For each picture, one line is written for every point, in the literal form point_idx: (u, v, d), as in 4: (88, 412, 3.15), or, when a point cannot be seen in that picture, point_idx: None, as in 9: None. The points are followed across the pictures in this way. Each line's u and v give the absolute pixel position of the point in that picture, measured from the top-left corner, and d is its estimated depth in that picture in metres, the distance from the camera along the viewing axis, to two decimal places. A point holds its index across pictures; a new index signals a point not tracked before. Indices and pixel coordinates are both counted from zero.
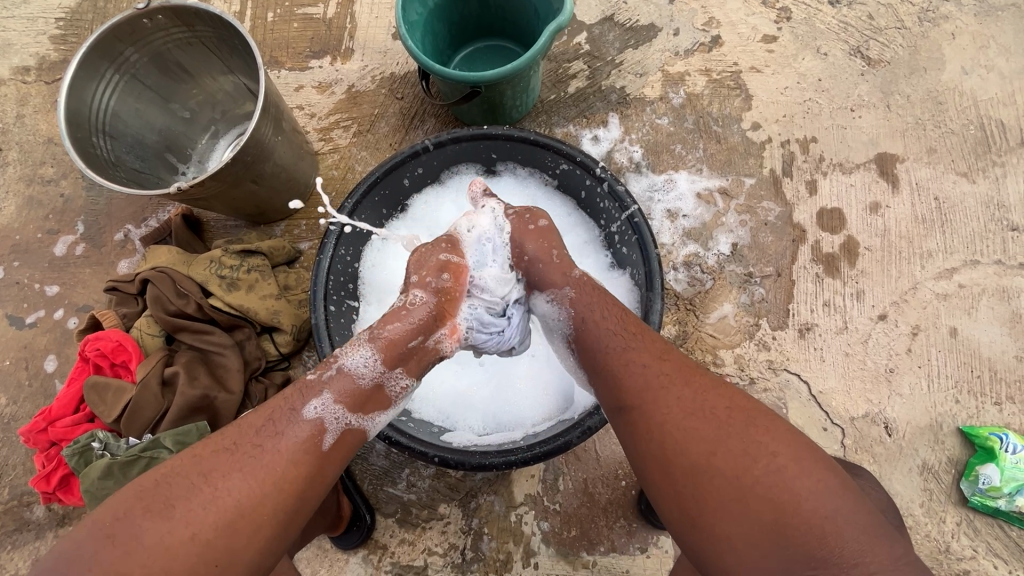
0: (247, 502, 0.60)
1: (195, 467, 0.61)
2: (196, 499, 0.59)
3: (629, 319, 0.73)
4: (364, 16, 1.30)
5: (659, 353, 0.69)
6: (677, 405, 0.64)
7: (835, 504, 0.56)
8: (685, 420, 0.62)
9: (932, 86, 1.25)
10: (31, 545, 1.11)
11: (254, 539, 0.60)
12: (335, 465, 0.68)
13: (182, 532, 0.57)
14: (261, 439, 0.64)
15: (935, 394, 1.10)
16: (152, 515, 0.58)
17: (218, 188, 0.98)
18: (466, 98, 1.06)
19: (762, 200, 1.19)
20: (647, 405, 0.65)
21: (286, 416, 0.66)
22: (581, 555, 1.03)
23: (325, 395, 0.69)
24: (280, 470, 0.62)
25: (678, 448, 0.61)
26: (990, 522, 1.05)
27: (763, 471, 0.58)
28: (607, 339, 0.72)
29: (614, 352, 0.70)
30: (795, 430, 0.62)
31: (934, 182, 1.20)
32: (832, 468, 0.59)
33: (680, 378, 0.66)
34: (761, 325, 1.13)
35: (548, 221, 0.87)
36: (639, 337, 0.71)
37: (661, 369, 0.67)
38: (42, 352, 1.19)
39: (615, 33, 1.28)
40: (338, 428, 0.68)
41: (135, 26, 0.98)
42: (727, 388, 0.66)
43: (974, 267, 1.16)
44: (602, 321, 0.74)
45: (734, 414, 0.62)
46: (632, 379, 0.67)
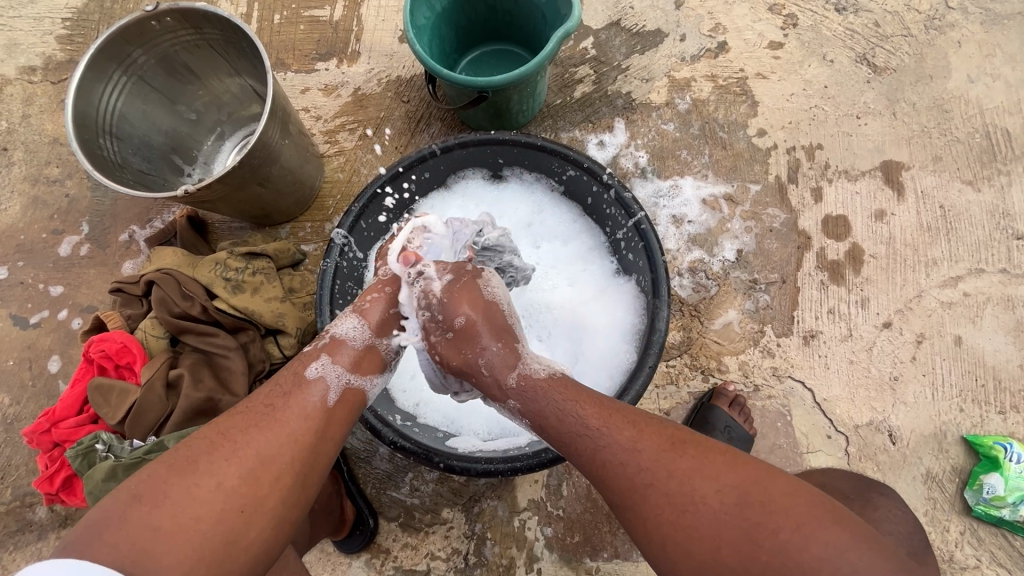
0: (268, 452, 0.61)
1: (212, 429, 0.62)
2: (217, 453, 0.60)
3: (589, 406, 0.68)
4: (370, 18, 1.30)
5: (632, 440, 0.64)
6: (666, 502, 0.59)
7: (851, 563, 0.51)
8: (679, 517, 0.58)
9: (938, 94, 1.25)
10: (34, 546, 1.11)
11: (277, 488, 0.60)
12: (344, 424, 0.70)
13: (207, 482, 0.57)
14: (273, 400, 0.66)
15: (939, 403, 1.10)
16: (175, 470, 0.58)
17: (224, 191, 0.98)
18: (473, 103, 1.06)
19: (767, 207, 1.19)
20: (640, 511, 0.61)
21: (291, 378, 0.69)
22: (583, 561, 1.03)
23: (323, 358, 0.72)
24: (295, 424, 0.64)
25: (680, 547, 0.57)
26: (994, 532, 1.05)
27: (772, 553, 0.53)
28: (576, 436, 0.67)
29: (587, 451, 0.65)
30: (789, 487, 0.57)
31: (940, 190, 1.20)
32: (836, 518, 0.55)
33: (662, 467, 0.61)
34: (766, 332, 1.13)
35: (464, 319, 0.76)
36: (608, 427, 0.66)
37: (639, 460, 0.62)
38: (46, 352, 1.19)
39: (622, 38, 1.28)
40: (338, 385, 0.70)
41: (143, 28, 0.98)
42: (711, 458, 0.61)
43: (979, 275, 1.16)
44: (566, 411, 0.69)
45: (726, 493, 0.58)
46: (616, 481, 0.63)
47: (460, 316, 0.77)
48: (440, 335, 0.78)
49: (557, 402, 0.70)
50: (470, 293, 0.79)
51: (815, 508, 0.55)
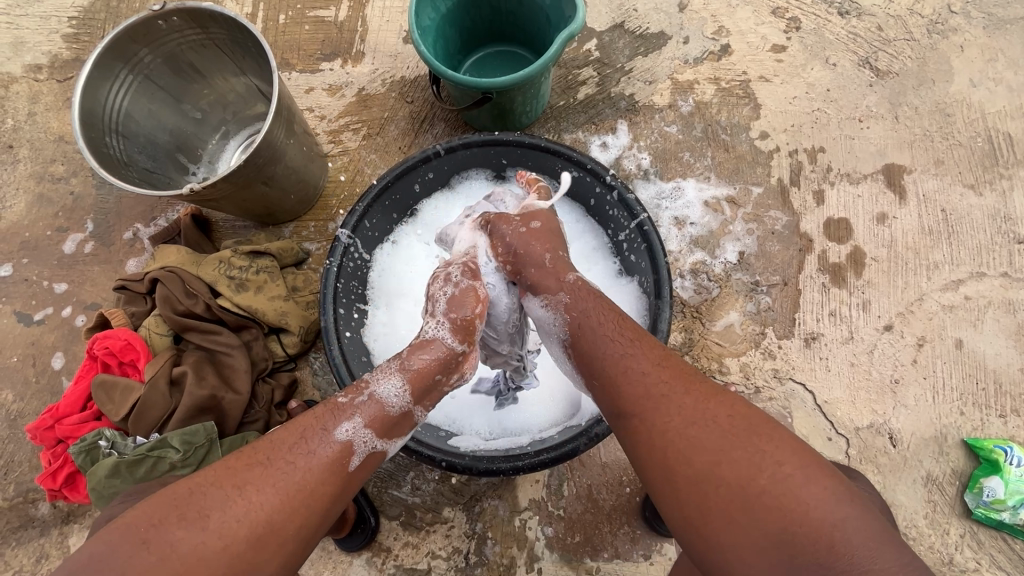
0: (280, 517, 0.58)
1: (229, 477, 0.59)
2: (230, 509, 0.57)
3: (629, 327, 0.72)
4: (375, 19, 1.31)
5: (658, 358, 0.68)
6: (676, 412, 0.61)
7: (843, 510, 0.53)
8: (686, 429, 0.60)
9: (940, 98, 1.25)
10: (36, 542, 1.11)
11: (281, 557, 0.57)
12: (355, 489, 0.67)
13: (215, 542, 0.55)
14: (295, 455, 0.62)
15: (939, 406, 1.11)
16: (187, 524, 0.55)
17: (229, 189, 0.99)
18: (477, 104, 1.07)
19: (769, 210, 1.20)
20: (647, 414, 0.63)
21: (316, 434, 0.65)
22: (584, 561, 1.03)
23: (356, 419, 0.67)
24: (311, 489, 0.61)
25: (680, 456, 0.59)
26: (993, 535, 1.05)
27: (768, 481, 0.55)
28: (606, 345, 0.71)
29: (615, 358, 0.69)
30: (795, 435, 0.59)
31: (941, 194, 1.20)
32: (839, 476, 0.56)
33: (679, 385, 0.64)
34: (767, 334, 1.14)
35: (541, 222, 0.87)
36: (639, 343, 0.69)
37: (660, 374, 0.66)
38: (49, 349, 1.19)
39: (625, 40, 1.29)
40: (363, 452, 0.67)
41: (150, 27, 0.99)
42: (727, 393, 0.63)
43: (980, 279, 1.16)
44: (605, 325, 0.73)
45: (737, 420, 0.60)
46: (632, 384, 0.66)
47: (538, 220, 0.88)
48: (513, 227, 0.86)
49: (598, 316, 0.74)
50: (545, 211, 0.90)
51: (820, 460, 0.57)
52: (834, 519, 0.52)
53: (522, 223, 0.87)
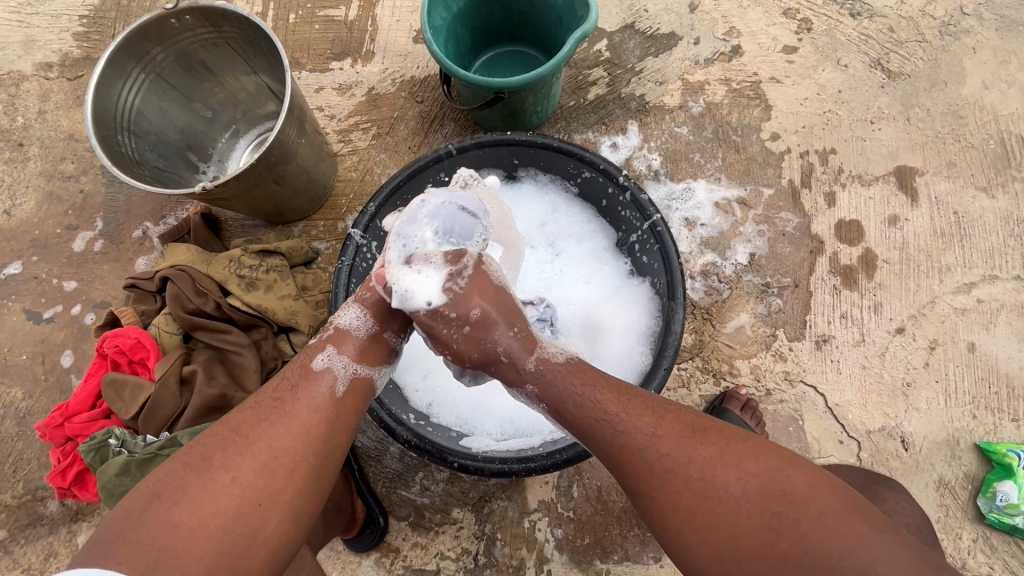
0: (282, 445, 0.61)
1: (224, 424, 0.62)
2: (231, 449, 0.60)
3: (609, 392, 0.68)
4: (385, 18, 1.31)
5: (650, 426, 0.64)
6: (685, 487, 0.60)
7: (873, 554, 0.51)
8: (698, 504, 0.59)
9: (952, 100, 1.25)
10: (45, 540, 1.11)
11: (293, 480, 0.60)
12: (354, 414, 0.68)
13: (223, 477, 0.57)
14: (281, 394, 0.65)
15: (952, 409, 1.10)
16: (191, 467, 0.58)
17: (241, 188, 0.99)
18: (488, 104, 1.06)
19: (780, 211, 1.19)
20: (656, 492, 0.61)
21: (298, 371, 0.68)
22: (593, 563, 1.03)
23: (330, 349, 0.70)
24: (306, 416, 0.64)
25: (699, 532, 0.58)
26: (1007, 539, 1.04)
27: (791, 542, 0.54)
28: (593, 419, 0.67)
29: (607, 434, 0.66)
30: (808, 479, 0.57)
31: (954, 196, 1.20)
32: (859, 509, 0.55)
33: (681, 454, 0.61)
34: (778, 336, 1.13)
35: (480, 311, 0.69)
36: (627, 411, 0.66)
37: (658, 445, 0.63)
38: (58, 347, 1.19)
39: (636, 40, 1.28)
40: (346, 376, 0.69)
41: (162, 26, 0.99)
42: (730, 447, 0.61)
43: (992, 282, 1.16)
44: (585, 396, 0.69)
45: (747, 480, 0.58)
46: (634, 465, 0.63)
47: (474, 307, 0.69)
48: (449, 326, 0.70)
49: (574, 387, 0.70)
50: (478, 286, 0.71)
51: (835, 499, 0.56)
52: (866, 565, 0.51)
53: (460, 322, 0.70)
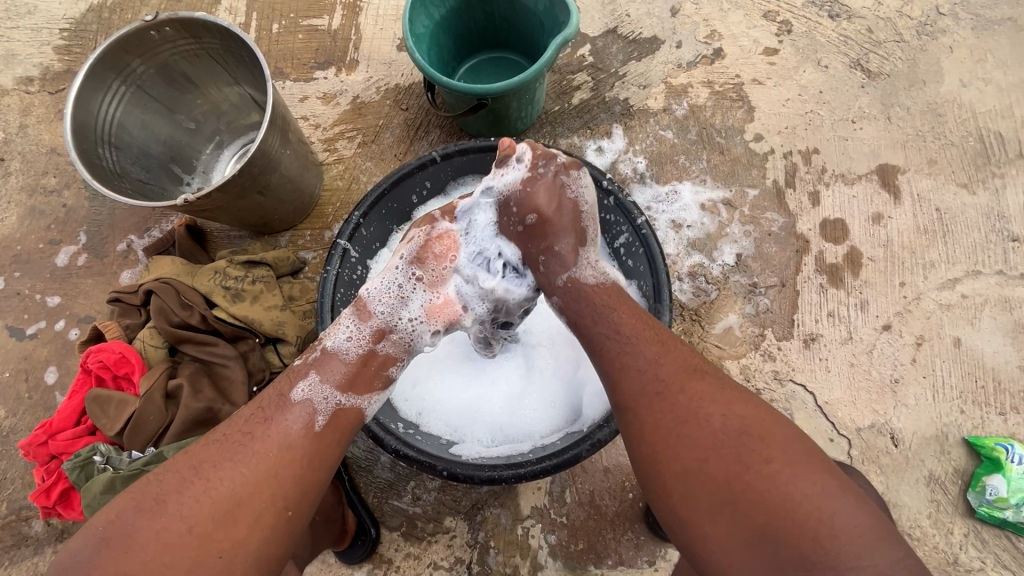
0: (243, 490, 0.59)
1: (187, 462, 0.61)
2: (189, 492, 0.58)
3: (627, 319, 0.72)
4: (369, 27, 1.31)
5: (655, 355, 0.67)
6: (674, 411, 0.62)
7: (833, 507, 0.53)
8: (677, 422, 0.61)
9: (931, 98, 1.26)
10: (30, 560, 1.09)
11: (256, 527, 0.58)
12: (331, 446, 0.67)
13: (178, 525, 0.56)
14: (250, 427, 0.64)
15: (940, 405, 1.10)
16: (146, 512, 0.57)
17: (224, 200, 0.98)
18: (472, 110, 1.06)
19: (765, 211, 1.20)
20: (640, 409, 0.64)
21: (274, 402, 0.67)
22: (588, 569, 1.02)
23: (313, 377, 0.70)
24: (272, 456, 0.62)
25: (670, 452, 0.60)
26: (998, 533, 1.04)
27: (752, 477, 0.55)
28: (604, 338, 0.71)
29: (611, 352, 0.69)
30: (794, 434, 0.58)
31: (935, 193, 1.21)
32: (831, 473, 0.56)
33: (677, 381, 0.64)
34: (766, 336, 1.14)
35: (536, 216, 0.80)
36: (636, 336, 0.69)
37: (658, 371, 0.65)
38: (42, 364, 1.18)
39: (618, 45, 1.29)
40: (327, 409, 0.68)
41: (142, 38, 0.98)
42: (723, 390, 0.63)
43: (976, 277, 1.17)
44: (602, 317, 0.73)
45: (731, 420, 0.59)
46: (630, 383, 0.66)
47: (534, 211, 0.81)
48: (509, 226, 0.83)
49: (598, 305, 0.75)
50: (545, 192, 0.81)
51: (811, 456, 0.57)
52: (818, 510, 0.53)
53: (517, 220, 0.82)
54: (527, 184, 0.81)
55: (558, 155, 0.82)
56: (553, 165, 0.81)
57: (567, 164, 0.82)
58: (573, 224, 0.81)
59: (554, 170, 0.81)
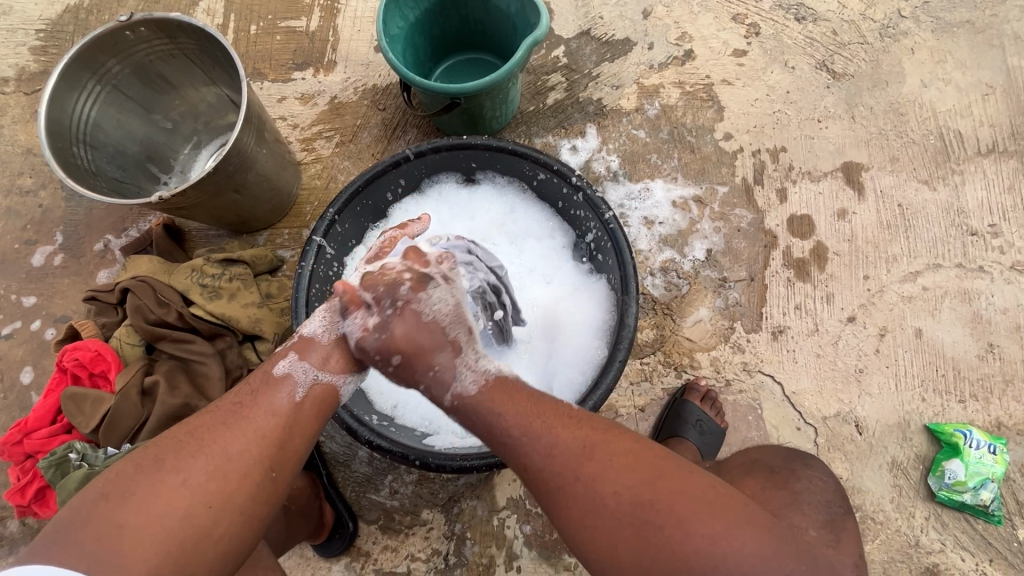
0: (235, 449, 0.61)
1: (182, 427, 0.63)
2: (184, 451, 0.61)
3: (512, 412, 0.66)
4: (346, 29, 1.32)
5: (546, 443, 0.63)
6: (577, 505, 0.61)
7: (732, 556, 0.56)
8: (584, 515, 0.60)
9: (893, 98, 1.31)
10: (5, 560, 1.09)
11: (245, 485, 0.60)
12: (317, 418, 0.69)
13: (173, 479, 0.58)
14: (242, 397, 0.66)
15: (902, 393, 1.14)
16: (143, 469, 0.59)
17: (199, 198, 0.99)
18: (446, 110, 1.09)
19: (734, 208, 1.23)
20: (550, 506, 0.62)
21: (259, 376, 0.68)
22: (562, 558, 1.04)
23: (291, 355, 0.70)
24: (263, 420, 0.64)
25: (586, 541, 0.60)
26: (958, 516, 1.08)
27: (660, 548, 0.57)
28: (495, 442, 0.66)
29: (507, 458, 0.66)
30: (687, 488, 0.59)
31: (897, 189, 1.26)
32: (724, 507, 0.59)
33: (573, 471, 0.62)
34: (736, 328, 1.17)
35: (398, 357, 0.69)
36: (524, 432, 0.65)
37: (554, 465, 0.62)
38: (18, 364, 1.18)
39: (592, 46, 1.32)
40: (307, 381, 0.69)
41: (117, 38, 0.99)
42: (616, 460, 0.62)
43: (936, 270, 1.21)
44: (487, 421, 0.67)
45: (628, 495, 0.59)
46: (532, 482, 0.63)
47: (394, 351, 0.69)
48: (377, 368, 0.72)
49: (482, 406, 0.68)
50: (401, 325, 0.70)
51: (705, 505, 0.58)
52: (721, 563, 0.55)
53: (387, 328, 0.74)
54: (380, 324, 0.70)
55: (401, 275, 0.72)
56: (400, 291, 0.71)
57: (414, 286, 0.72)
58: (443, 338, 0.71)
59: (400, 304, 0.70)
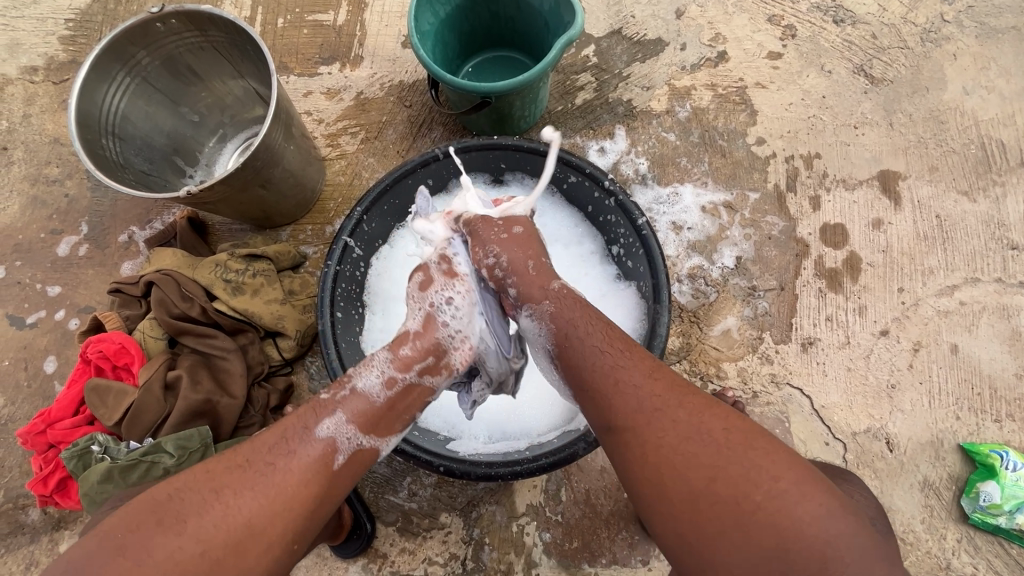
0: (260, 522, 0.58)
1: (207, 482, 0.60)
2: (208, 515, 0.57)
3: (617, 334, 0.71)
4: (374, 24, 1.31)
5: (648, 370, 0.66)
6: (671, 428, 0.60)
7: (833, 524, 0.53)
8: (678, 441, 0.59)
9: (934, 105, 1.27)
10: (26, 548, 1.10)
11: (263, 560, 0.58)
12: (342, 488, 0.66)
13: (192, 548, 0.55)
14: (274, 457, 0.62)
15: (936, 411, 1.11)
16: (162, 529, 0.56)
17: (226, 192, 0.98)
18: (475, 108, 1.07)
19: (766, 215, 1.20)
20: (639, 428, 0.61)
21: (297, 432, 0.65)
22: (582, 567, 1.03)
23: (340, 415, 0.68)
24: (293, 490, 0.61)
25: (673, 474, 0.58)
26: (990, 539, 1.05)
27: (760, 496, 0.55)
28: (593, 355, 0.69)
29: (604, 369, 0.67)
30: (787, 447, 0.59)
31: (935, 200, 1.22)
32: (826, 485, 0.57)
33: (672, 398, 0.62)
34: (764, 339, 1.14)
35: (515, 236, 0.83)
36: (627, 355, 0.68)
37: (653, 388, 0.64)
38: (42, 353, 1.18)
39: (623, 46, 1.30)
40: (349, 448, 0.67)
41: (148, 29, 0.98)
42: (717, 405, 0.62)
43: (974, 285, 1.17)
44: (592, 333, 0.71)
45: (729, 434, 0.59)
46: (622, 401, 0.64)
47: (517, 227, 0.86)
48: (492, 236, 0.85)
49: (584, 327, 0.72)
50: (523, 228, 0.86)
51: (810, 470, 0.57)
52: (827, 534, 0.52)
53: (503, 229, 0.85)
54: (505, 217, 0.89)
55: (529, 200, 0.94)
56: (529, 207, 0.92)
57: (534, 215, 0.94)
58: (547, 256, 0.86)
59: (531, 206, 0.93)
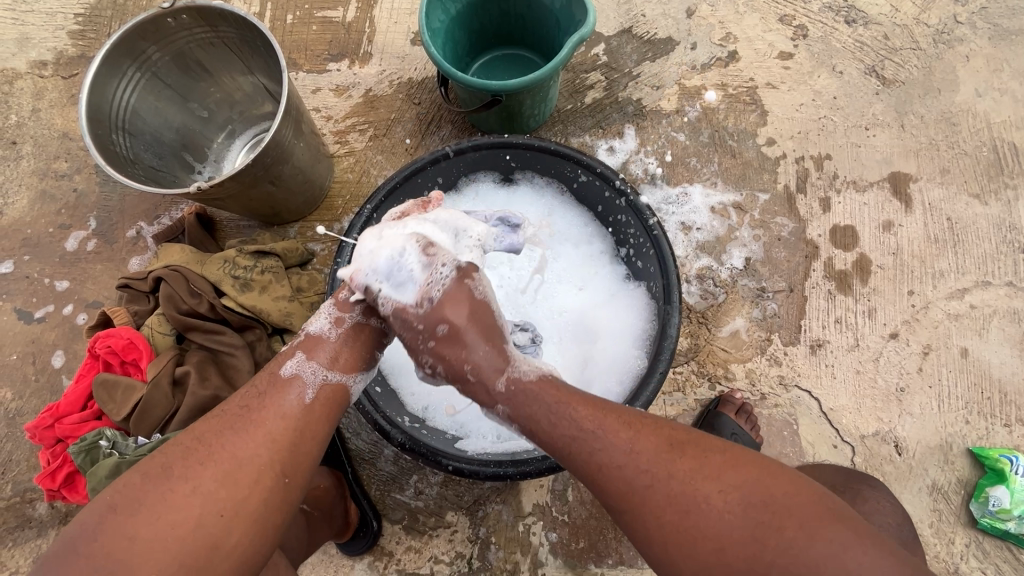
0: (245, 454, 0.60)
1: (189, 434, 0.62)
2: (193, 458, 0.59)
3: (584, 406, 0.65)
4: (383, 20, 1.30)
5: (628, 441, 0.61)
6: (670, 504, 0.58)
7: (853, 561, 0.52)
8: (680, 515, 0.57)
9: (946, 107, 1.26)
10: (33, 542, 1.10)
11: (256, 492, 0.59)
12: (325, 420, 0.67)
13: (183, 489, 0.57)
14: (248, 401, 0.65)
15: (945, 415, 1.10)
16: (152, 478, 0.58)
17: (236, 188, 0.98)
18: (486, 106, 1.06)
19: (775, 216, 1.20)
20: (640, 512, 0.59)
21: (267, 377, 0.68)
22: (588, 568, 1.02)
23: (300, 355, 0.70)
24: (273, 424, 0.63)
25: (686, 548, 0.57)
26: (999, 544, 1.04)
27: (775, 551, 0.53)
28: (567, 440, 0.63)
29: (581, 455, 0.62)
30: (789, 488, 0.57)
31: (946, 203, 1.21)
32: (835, 513, 0.55)
33: (661, 469, 0.59)
34: (773, 340, 1.13)
35: (446, 326, 0.68)
36: (603, 428, 0.63)
37: (639, 462, 0.60)
38: (49, 348, 1.18)
39: (633, 45, 1.29)
40: (315, 382, 0.68)
41: (159, 24, 0.98)
42: (707, 458, 0.59)
43: (985, 288, 1.16)
44: (558, 415, 0.64)
45: (729, 493, 0.57)
46: (613, 484, 0.61)
47: (442, 322, 0.68)
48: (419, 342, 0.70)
49: (548, 404, 0.65)
50: (452, 297, 0.69)
51: (814, 506, 0.55)
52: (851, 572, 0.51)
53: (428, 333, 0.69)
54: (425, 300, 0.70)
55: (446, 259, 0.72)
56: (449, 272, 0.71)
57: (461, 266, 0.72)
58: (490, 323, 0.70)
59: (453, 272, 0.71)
